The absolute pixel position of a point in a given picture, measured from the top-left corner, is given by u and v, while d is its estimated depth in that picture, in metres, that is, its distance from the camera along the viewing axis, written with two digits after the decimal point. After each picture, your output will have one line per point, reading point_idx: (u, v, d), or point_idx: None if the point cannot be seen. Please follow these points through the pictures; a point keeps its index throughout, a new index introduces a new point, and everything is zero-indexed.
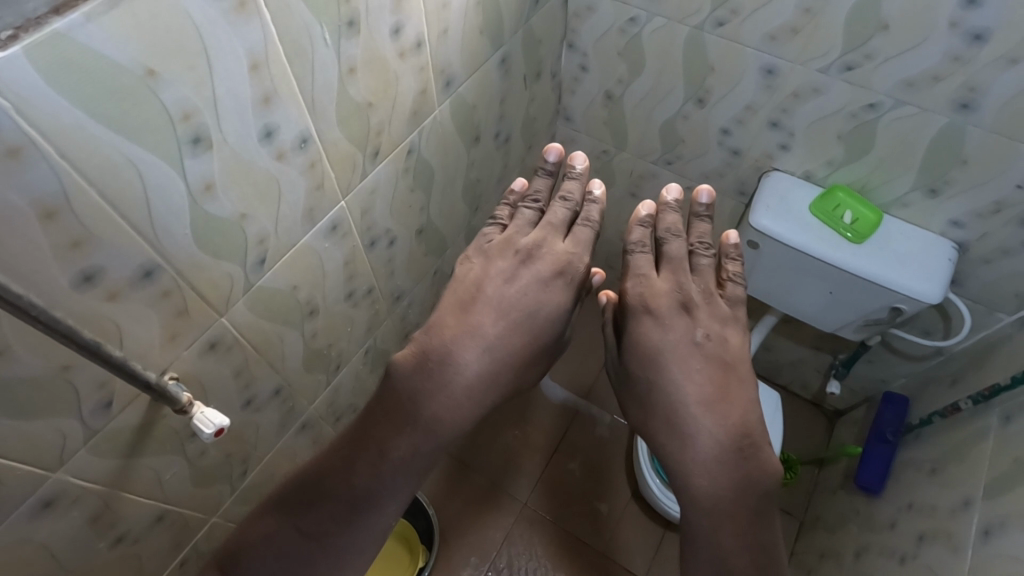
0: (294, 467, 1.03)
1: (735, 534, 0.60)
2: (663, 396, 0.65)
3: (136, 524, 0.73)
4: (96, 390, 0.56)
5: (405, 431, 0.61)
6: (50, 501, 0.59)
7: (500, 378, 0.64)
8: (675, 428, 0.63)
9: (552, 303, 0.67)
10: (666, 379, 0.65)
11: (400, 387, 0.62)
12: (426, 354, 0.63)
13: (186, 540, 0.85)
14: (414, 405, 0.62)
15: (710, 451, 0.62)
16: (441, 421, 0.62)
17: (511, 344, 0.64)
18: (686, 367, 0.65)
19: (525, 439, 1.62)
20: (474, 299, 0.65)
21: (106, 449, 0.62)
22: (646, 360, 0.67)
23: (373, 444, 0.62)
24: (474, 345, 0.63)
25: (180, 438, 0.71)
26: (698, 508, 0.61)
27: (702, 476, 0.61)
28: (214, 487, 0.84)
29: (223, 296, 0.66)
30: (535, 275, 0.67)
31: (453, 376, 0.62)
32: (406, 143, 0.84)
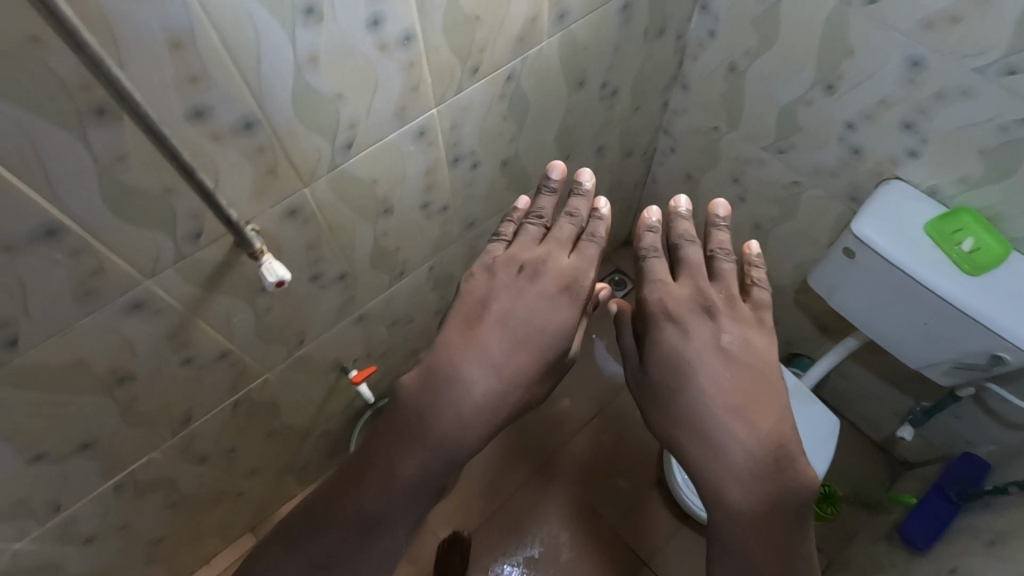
0: (343, 352, 1.12)
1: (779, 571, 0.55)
2: (687, 405, 0.63)
3: (204, 353, 0.84)
4: (190, 219, 0.66)
5: (412, 452, 0.58)
6: (139, 304, 0.70)
7: (504, 399, 0.61)
8: (702, 439, 0.61)
9: (560, 319, 0.64)
10: (693, 387, 0.63)
11: (403, 399, 0.60)
12: (431, 365, 0.61)
13: (241, 385, 0.96)
14: (418, 423, 0.59)
15: (743, 463, 0.59)
16: (450, 439, 0.59)
17: (519, 361, 0.62)
18: (713, 374, 0.63)
19: (568, 399, 1.65)
20: (483, 306, 0.64)
21: (188, 275, 0.71)
22: (673, 368, 0.64)
23: (378, 466, 0.58)
24: (480, 363, 0.60)
25: (251, 287, 0.81)
26: (729, 519, 0.58)
27: (733, 488, 0.58)
28: (273, 345, 0.95)
29: (309, 169, 0.72)
30: (541, 292, 0.65)
31: (460, 394, 0.59)
32: (507, 68, 0.86)
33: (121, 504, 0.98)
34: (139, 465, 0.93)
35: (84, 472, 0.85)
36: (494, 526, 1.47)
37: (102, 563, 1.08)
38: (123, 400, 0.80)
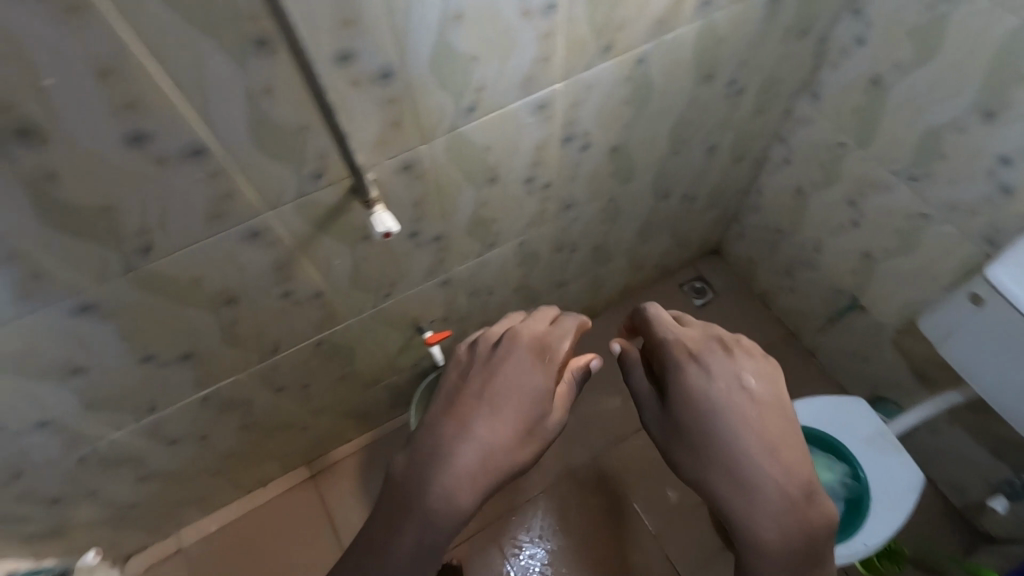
0: (422, 311, 1.15)
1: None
2: (721, 449, 0.62)
3: (302, 289, 0.88)
4: (316, 159, 0.68)
5: (427, 503, 0.59)
6: (257, 233, 0.73)
7: (510, 453, 0.63)
8: (736, 483, 0.61)
9: (537, 383, 0.66)
10: (725, 432, 0.62)
11: (420, 445, 0.62)
12: (449, 410, 0.64)
13: (327, 326, 1.01)
14: (430, 475, 0.60)
15: (776, 502, 0.60)
16: (445, 507, 0.59)
17: (501, 427, 0.63)
18: (741, 416, 0.63)
19: (628, 400, 1.61)
20: (477, 367, 0.67)
21: (304, 213, 0.74)
22: (704, 412, 0.64)
23: (401, 514, 0.60)
24: (465, 437, 0.62)
25: (355, 234, 0.83)
26: (764, 557, 0.60)
27: (770, 529, 0.60)
28: (362, 293, 0.98)
29: (431, 126, 0.73)
30: (518, 359, 0.68)
31: (449, 464, 0.60)
32: (639, 51, 0.83)
33: (204, 415, 1.05)
34: (226, 383, 1.00)
35: (181, 380, 0.92)
36: (536, 507, 1.48)
37: (178, 466, 1.17)
38: (225, 321, 0.85)
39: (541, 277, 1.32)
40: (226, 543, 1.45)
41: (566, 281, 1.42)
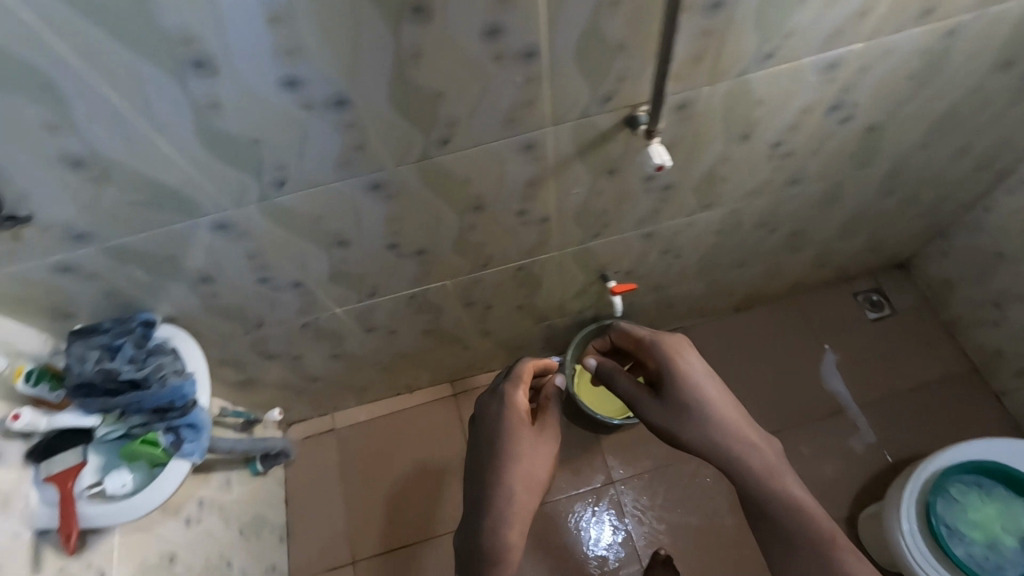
0: (614, 259, 1.16)
1: (795, 528, 0.75)
2: (699, 413, 0.84)
3: (536, 211, 0.92)
4: (615, 82, 0.69)
5: (509, 482, 0.90)
6: (530, 146, 0.77)
7: (546, 440, 0.95)
8: (721, 439, 0.82)
9: (529, 437, 0.94)
10: (695, 401, 0.85)
11: (495, 437, 0.94)
12: (505, 417, 0.96)
13: (535, 253, 1.05)
14: (510, 460, 0.91)
15: (750, 440, 0.82)
16: (512, 496, 0.89)
17: (522, 443, 0.93)
18: (703, 388, 0.86)
19: (775, 397, 1.57)
20: (504, 392, 0.99)
21: (577, 133, 0.77)
22: (679, 396, 0.87)
23: (498, 495, 0.89)
24: (509, 454, 0.91)
25: (605, 165, 0.85)
26: (761, 488, 0.78)
27: (756, 461, 0.80)
28: (578, 229, 1.01)
29: (725, 68, 0.72)
30: (508, 411, 0.96)
31: (508, 468, 0.90)
32: (954, 20, 0.76)
33: (403, 312, 1.14)
34: (434, 286, 1.08)
35: (404, 273, 1.00)
36: (662, 478, 1.50)
37: (361, 353, 1.29)
38: (463, 226, 0.91)
39: (729, 253, 1.28)
40: (370, 434, 1.60)
41: (748, 263, 1.37)
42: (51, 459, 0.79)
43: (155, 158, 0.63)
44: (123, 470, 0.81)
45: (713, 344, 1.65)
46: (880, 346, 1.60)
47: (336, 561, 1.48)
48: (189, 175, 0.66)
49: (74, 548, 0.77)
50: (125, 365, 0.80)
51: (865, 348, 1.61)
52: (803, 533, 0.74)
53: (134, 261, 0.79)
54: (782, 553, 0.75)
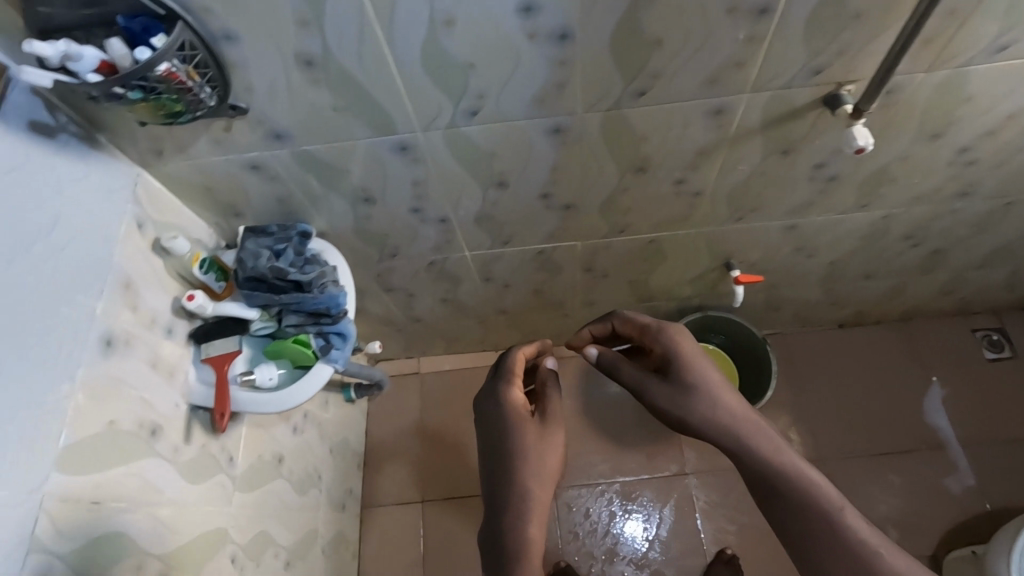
0: (744, 247, 1.13)
1: (813, 509, 0.64)
2: (699, 402, 0.73)
3: (694, 182, 0.90)
4: (833, 55, 0.67)
5: (518, 487, 0.74)
6: (720, 112, 0.75)
7: (555, 433, 0.78)
8: (721, 425, 0.71)
9: (533, 434, 0.77)
10: (695, 391, 0.73)
11: (497, 435, 0.78)
12: (502, 415, 0.79)
13: (673, 228, 1.04)
14: (519, 465, 0.75)
15: (750, 422, 0.71)
16: (528, 496, 0.74)
17: (533, 434, 0.77)
18: (702, 374, 0.75)
19: (869, 421, 1.51)
20: (498, 384, 0.82)
21: (770, 106, 0.75)
22: (679, 386, 0.74)
23: (511, 504, 0.73)
24: (522, 450, 0.76)
25: (782, 145, 0.83)
26: (769, 474, 0.67)
27: (760, 443, 0.69)
28: (725, 209, 0.99)
29: (950, 56, 0.69)
30: (513, 403, 0.80)
31: (526, 464, 0.75)
32: None
33: (524, 266, 1.16)
34: (564, 245, 1.08)
35: (544, 226, 1.01)
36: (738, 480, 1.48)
37: (469, 301, 1.32)
38: (619, 186, 0.90)
39: (861, 261, 1.23)
40: (452, 384, 1.64)
41: (874, 275, 1.31)
42: (210, 342, 0.85)
43: (375, 67, 0.65)
44: (271, 363, 0.86)
45: (810, 356, 1.59)
46: (994, 387, 1.51)
47: (406, 498, 1.53)
48: (397, 90, 0.68)
49: (222, 427, 0.82)
50: (293, 266, 0.86)
51: (977, 387, 1.52)
52: (823, 514, 0.63)
53: (313, 170, 0.82)
54: (798, 538, 0.64)
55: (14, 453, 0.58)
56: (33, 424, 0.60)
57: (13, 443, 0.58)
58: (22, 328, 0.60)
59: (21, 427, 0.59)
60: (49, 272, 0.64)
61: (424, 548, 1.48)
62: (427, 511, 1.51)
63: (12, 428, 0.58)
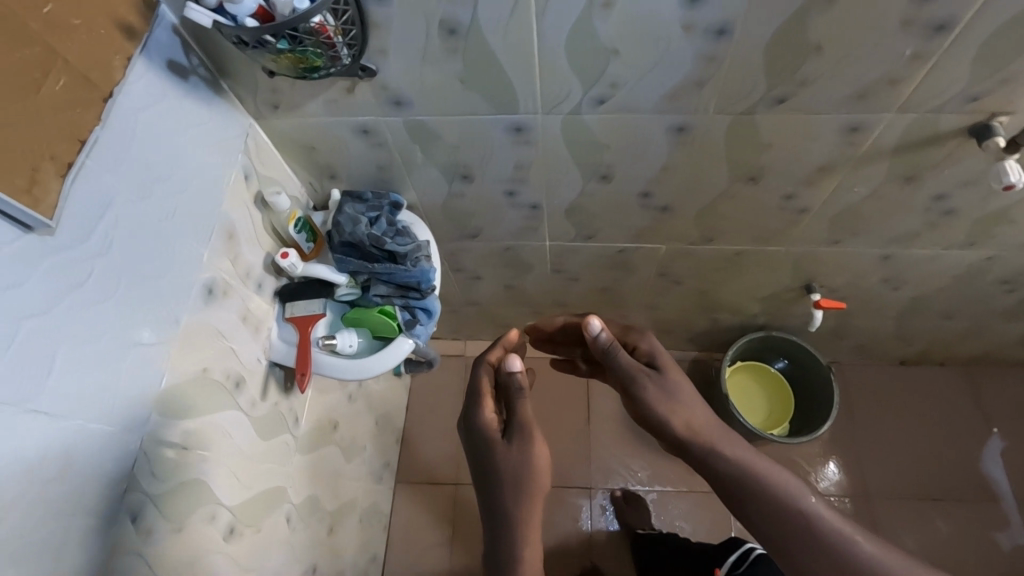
0: (831, 271, 1.10)
1: (781, 515, 0.61)
2: (665, 416, 0.69)
3: (803, 198, 0.87)
4: (996, 82, 0.63)
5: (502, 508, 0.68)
6: (856, 129, 0.72)
7: (532, 443, 0.70)
8: (688, 436, 0.67)
9: (512, 452, 0.70)
10: (663, 402, 0.69)
11: (477, 454, 0.73)
12: (476, 435, 0.74)
13: (765, 242, 1.00)
14: (502, 487, 0.69)
15: (715, 432, 0.67)
16: (517, 517, 0.68)
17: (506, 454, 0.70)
18: (666, 384, 0.71)
19: (922, 463, 1.47)
20: (468, 407, 0.77)
21: (911, 129, 0.71)
22: (649, 399, 0.70)
23: (502, 528, 0.68)
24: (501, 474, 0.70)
25: (908, 171, 0.79)
26: (736, 484, 0.63)
27: (725, 451, 0.65)
28: (826, 229, 0.95)
29: None
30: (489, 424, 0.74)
31: (508, 485, 0.69)
32: None
33: (600, 263, 1.13)
34: (647, 246, 1.05)
35: (634, 225, 0.98)
36: None
37: (533, 291, 1.30)
38: (725, 193, 0.87)
39: (946, 299, 1.19)
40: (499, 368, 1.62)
41: (955, 316, 1.27)
42: (296, 302, 0.85)
43: (517, 42, 0.63)
44: (353, 330, 0.85)
45: (865, 390, 1.55)
46: None
47: (440, 478, 1.53)
48: (530, 69, 0.66)
49: (301, 388, 0.81)
50: (388, 236, 0.86)
51: None
52: (790, 518, 0.60)
53: (420, 140, 0.80)
54: (778, 544, 0.61)
55: (124, 388, 0.58)
56: (143, 361, 0.60)
57: (124, 384, 0.58)
58: (141, 265, 0.60)
59: (133, 363, 0.59)
60: (169, 212, 0.63)
61: (453, 530, 1.47)
62: (459, 494, 1.51)
63: (124, 364, 0.58)
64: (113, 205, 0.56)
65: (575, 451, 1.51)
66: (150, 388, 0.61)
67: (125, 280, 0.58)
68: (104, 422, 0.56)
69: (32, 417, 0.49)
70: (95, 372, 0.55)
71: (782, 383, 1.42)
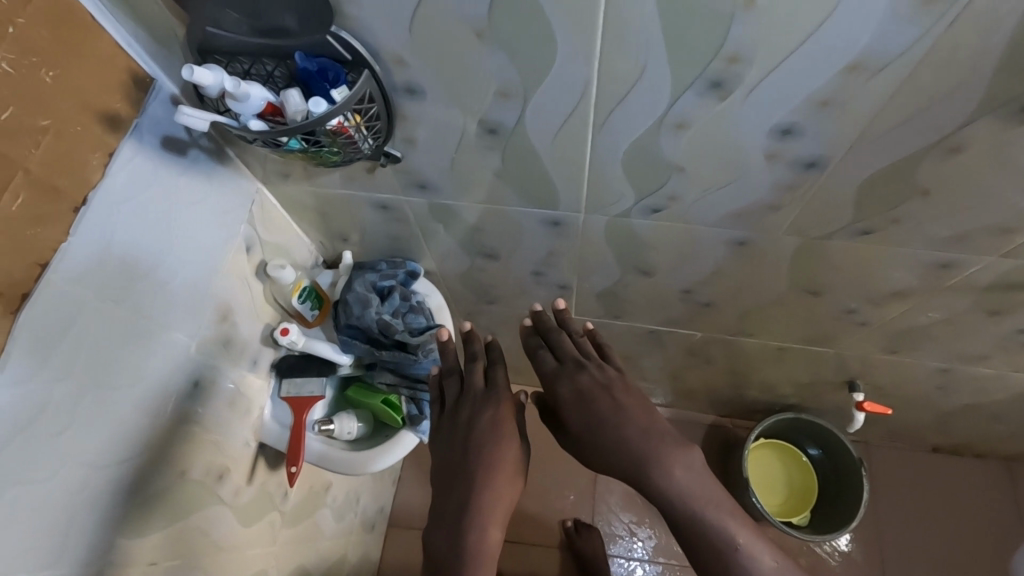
0: (880, 372, 1.00)
1: (718, 548, 0.69)
2: (633, 449, 0.72)
3: (866, 313, 0.77)
4: None
5: (472, 497, 0.69)
6: (946, 265, 0.62)
7: (512, 438, 0.72)
8: (653, 463, 0.71)
9: (493, 447, 0.70)
10: (637, 429, 0.73)
11: (453, 443, 0.72)
12: (454, 425, 0.73)
13: (813, 343, 0.91)
14: (478, 476, 0.70)
15: (681, 467, 0.71)
16: (487, 505, 0.69)
17: (488, 448, 0.70)
18: (640, 415, 0.74)
19: (946, 560, 1.38)
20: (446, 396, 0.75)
21: (1011, 272, 0.61)
22: (619, 428, 0.72)
23: (470, 515, 0.69)
24: (483, 463, 0.70)
25: (996, 305, 0.69)
26: (685, 513, 0.70)
27: (684, 478, 0.71)
28: (885, 339, 0.86)
29: None
30: (471, 417, 0.72)
31: (486, 473, 0.70)
32: None
33: (626, 337, 1.04)
34: (681, 331, 0.96)
35: (670, 314, 0.89)
36: None
37: None
38: (778, 300, 0.78)
39: (1000, 407, 1.09)
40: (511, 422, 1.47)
41: (1004, 421, 1.17)
42: (292, 379, 0.77)
43: (566, 150, 0.53)
44: (353, 415, 0.79)
45: (891, 476, 1.45)
46: None
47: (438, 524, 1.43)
48: (579, 173, 0.57)
49: (289, 482, 0.73)
50: (399, 318, 0.79)
51: None
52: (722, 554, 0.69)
53: (445, 219, 0.72)
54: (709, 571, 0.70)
55: (78, 525, 0.50)
56: (98, 490, 0.51)
57: (81, 506, 0.50)
58: (111, 375, 0.50)
59: (85, 495, 0.50)
60: (153, 306, 0.54)
61: None
62: None
63: (79, 498, 0.49)
64: (77, 316, 0.46)
65: (579, 510, 1.43)
66: (106, 515, 0.53)
67: (90, 402, 0.49)
68: (50, 571, 0.48)
69: None
70: (38, 520, 0.46)
71: (808, 469, 1.32)
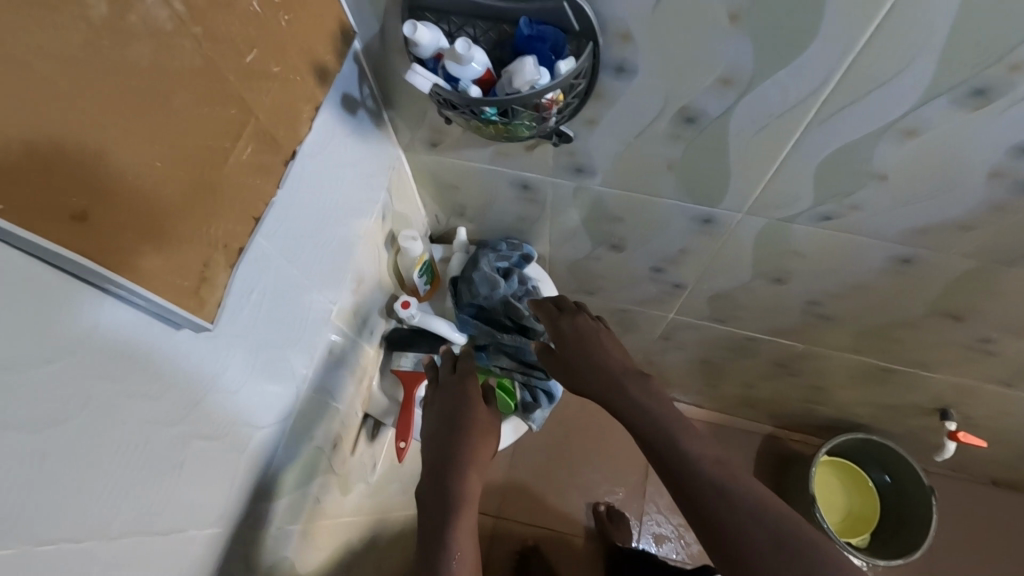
0: (980, 403, 0.97)
1: (706, 491, 0.48)
2: (604, 382, 0.60)
3: (1004, 343, 0.74)
4: None
5: (436, 458, 0.66)
6: None
7: (477, 399, 0.68)
8: (624, 395, 0.58)
9: (458, 406, 0.67)
10: (607, 363, 0.61)
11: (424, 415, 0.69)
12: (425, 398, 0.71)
13: (926, 368, 0.87)
14: (438, 436, 0.67)
15: (658, 399, 0.57)
16: (451, 464, 0.64)
17: (449, 408, 0.68)
18: (611, 350, 0.62)
19: None
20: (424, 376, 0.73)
21: None
22: (587, 363, 0.62)
23: (432, 475, 0.65)
24: (442, 423, 0.67)
25: None
26: (666, 450, 0.52)
27: (663, 410, 0.56)
28: (1006, 372, 0.82)
29: None
30: (439, 389, 0.69)
31: (451, 432, 0.66)
32: None
33: (717, 342, 1.01)
34: (782, 342, 0.92)
35: (780, 325, 0.86)
36: None
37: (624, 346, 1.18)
38: (910, 321, 0.74)
39: None
40: (569, 410, 1.41)
41: None
42: (405, 353, 0.76)
43: (764, 145, 0.51)
44: None
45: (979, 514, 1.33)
46: None
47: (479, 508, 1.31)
48: (762, 172, 0.54)
49: (398, 456, 0.72)
50: (522, 303, 0.78)
51: None
52: (710, 499, 0.48)
53: (584, 204, 0.69)
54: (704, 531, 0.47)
55: (189, 478, 0.41)
56: (207, 443, 0.43)
57: (196, 462, 0.42)
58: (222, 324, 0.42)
59: (197, 446, 0.42)
60: (297, 274, 0.51)
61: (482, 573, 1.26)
62: (496, 528, 1.30)
63: (192, 450, 0.41)
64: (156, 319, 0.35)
65: None
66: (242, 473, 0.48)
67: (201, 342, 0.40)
68: (182, 526, 0.42)
69: (104, 526, 0.35)
70: (156, 465, 0.38)
71: (871, 492, 1.30)
